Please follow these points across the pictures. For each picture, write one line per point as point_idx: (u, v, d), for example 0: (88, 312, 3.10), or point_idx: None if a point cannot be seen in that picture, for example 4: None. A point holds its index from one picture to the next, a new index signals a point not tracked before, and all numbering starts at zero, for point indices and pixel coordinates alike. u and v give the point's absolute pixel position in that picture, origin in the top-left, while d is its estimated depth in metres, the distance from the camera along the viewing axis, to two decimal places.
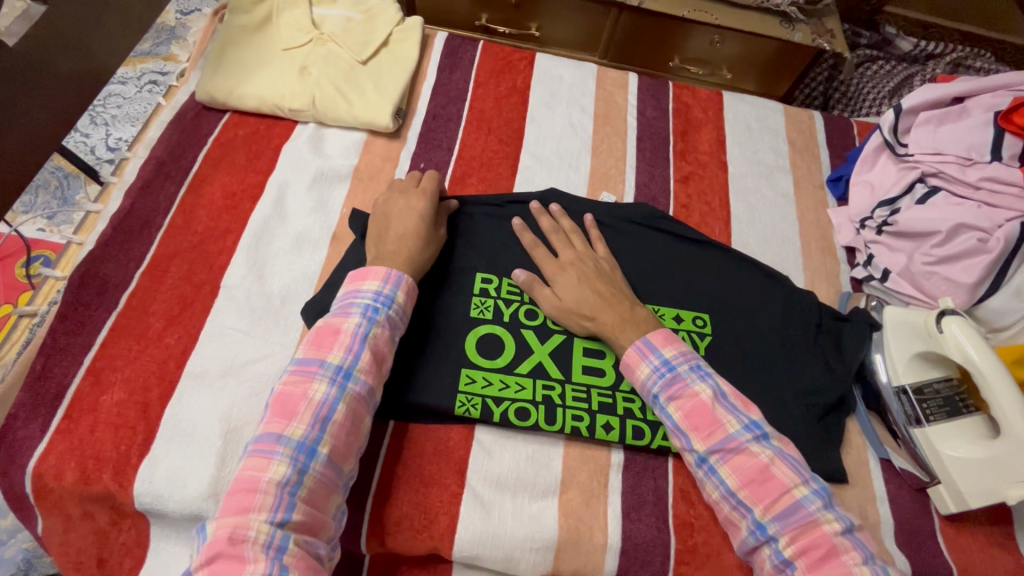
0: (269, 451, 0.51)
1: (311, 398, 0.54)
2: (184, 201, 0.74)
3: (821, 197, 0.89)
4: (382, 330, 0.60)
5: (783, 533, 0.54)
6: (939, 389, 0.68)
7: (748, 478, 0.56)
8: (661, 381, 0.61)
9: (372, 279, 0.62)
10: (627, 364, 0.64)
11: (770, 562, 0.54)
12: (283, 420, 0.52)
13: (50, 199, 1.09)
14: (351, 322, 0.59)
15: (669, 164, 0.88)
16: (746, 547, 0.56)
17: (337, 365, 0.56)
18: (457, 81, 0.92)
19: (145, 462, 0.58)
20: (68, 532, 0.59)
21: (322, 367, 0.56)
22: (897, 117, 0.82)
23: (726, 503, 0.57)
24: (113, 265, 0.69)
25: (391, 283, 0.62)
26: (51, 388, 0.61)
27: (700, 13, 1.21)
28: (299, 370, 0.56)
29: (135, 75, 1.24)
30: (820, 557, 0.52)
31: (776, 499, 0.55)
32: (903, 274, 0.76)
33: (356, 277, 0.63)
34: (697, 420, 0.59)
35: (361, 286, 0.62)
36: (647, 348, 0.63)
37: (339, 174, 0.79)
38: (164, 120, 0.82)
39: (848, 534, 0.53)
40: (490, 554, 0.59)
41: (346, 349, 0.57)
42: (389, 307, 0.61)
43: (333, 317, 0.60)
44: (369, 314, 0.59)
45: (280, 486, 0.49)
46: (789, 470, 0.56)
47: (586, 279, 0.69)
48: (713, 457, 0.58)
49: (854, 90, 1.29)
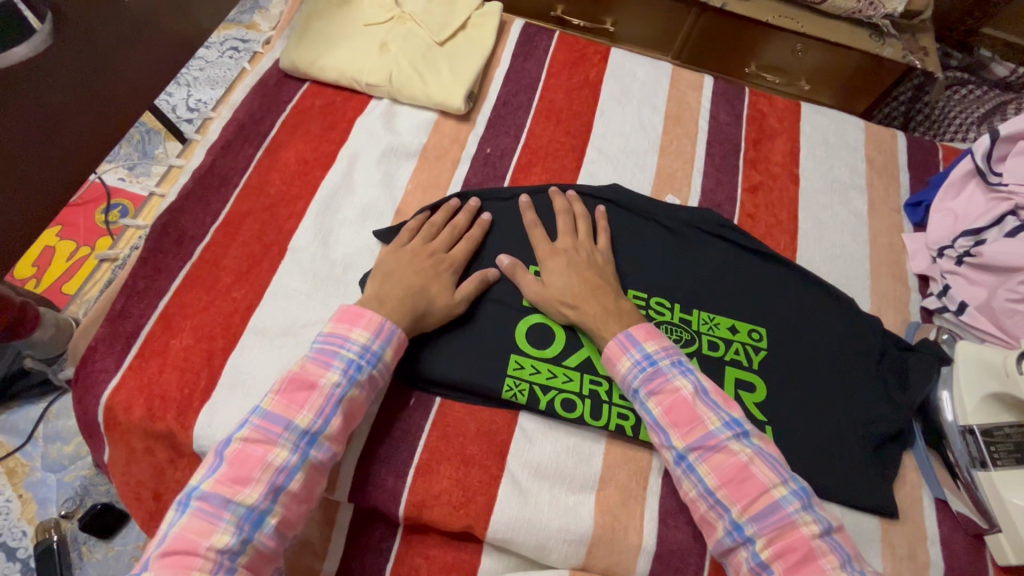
0: (214, 515, 0.49)
1: (269, 463, 0.51)
2: (261, 163, 0.77)
3: (897, 221, 0.85)
4: (360, 392, 0.57)
5: (761, 534, 0.53)
6: (1010, 433, 0.64)
7: (726, 477, 0.55)
8: (641, 375, 0.60)
9: (362, 329, 0.59)
10: (608, 357, 0.63)
11: (746, 564, 0.53)
12: (235, 485, 0.50)
13: (131, 150, 1.15)
14: (329, 378, 0.56)
15: (738, 171, 0.86)
16: (722, 548, 0.55)
17: (303, 429, 0.53)
18: (530, 69, 0.92)
19: (206, 407, 0.60)
20: (130, 464, 0.62)
21: (288, 429, 0.53)
22: (993, 143, 0.77)
23: (703, 502, 0.56)
24: (191, 218, 0.72)
25: (381, 337, 0.59)
26: (128, 328, 0.64)
27: (785, 19, 1.16)
28: (262, 426, 0.53)
29: (219, 41, 1.29)
30: (798, 561, 0.51)
31: (754, 499, 0.54)
32: (982, 309, 0.72)
33: (347, 318, 0.60)
34: (677, 417, 0.58)
35: (349, 333, 0.59)
36: (628, 341, 0.62)
37: (408, 151, 0.81)
38: (248, 84, 0.86)
39: (827, 537, 0.53)
40: (523, 540, 0.59)
41: (317, 412, 0.54)
42: (373, 366, 0.58)
43: (311, 365, 0.57)
44: (351, 372, 0.57)
45: (221, 555, 0.48)
46: (768, 470, 0.55)
47: (575, 267, 0.68)
48: (691, 455, 0.57)
49: (939, 113, 1.22)
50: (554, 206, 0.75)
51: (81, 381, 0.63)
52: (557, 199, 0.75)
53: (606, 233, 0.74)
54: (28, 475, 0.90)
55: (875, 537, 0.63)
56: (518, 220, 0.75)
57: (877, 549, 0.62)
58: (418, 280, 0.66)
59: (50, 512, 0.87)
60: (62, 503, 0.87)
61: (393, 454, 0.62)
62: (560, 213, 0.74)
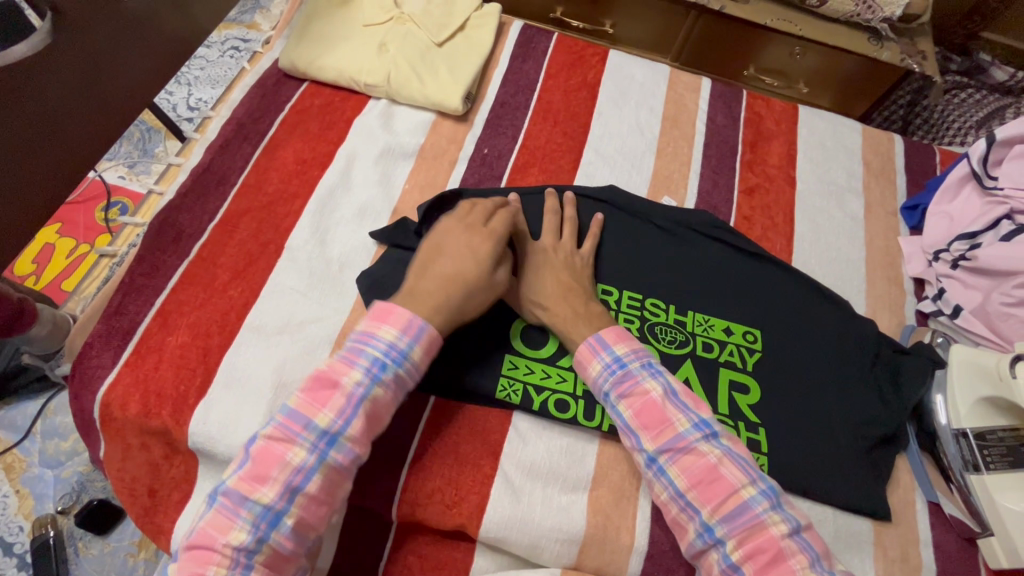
0: (232, 512, 0.49)
1: (287, 462, 0.50)
2: (259, 162, 0.78)
3: (893, 224, 0.85)
4: (384, 391, 0.55)
5: (731, 535, 0.53)
6: (1004, 437, 0.64)
7: (697, 479, 0.55)
8: (611, 378, 0.60)
9: (390, 326, 0.56)
10: (579, 361, 0.63)
11: (717, 566, 0.53)
12: (254, 483, 0.49)
13: (132, 149, 1.15)
14: (352, 377, 0.54)
15: (734, 173, 0.86)
16: (694, 550, 0.55)
17: (323, 429, 0.52)
18: (528, 70, 0.92)
19: (201, 404, 0.61)
20: (125, 460, 0.63)
21: (307, 429, 0.51)
22: (989, 148, 0.77)
23: (674, 505, 0.56)
24: (189, 216, 0.73)
25: (410, 334, 0.56)
26: (124, 324, 0.65)
27: (784, 22, 1.16)
28: (284, 424, 0.52)
29: (220, 40, 1.30)
30: (767, 562, 0.51)
31: (723, 500, 0.54)
32: (977, 313, 0.72)
33: (377, 315, 0.57)
34: (647, 419, 0.58)
35: (378, 330, 0.56)
36: (599, 344, 0.62)
37: (405, 151, 0.81)
38: (248, 83, 0.86)
39: (796, 536, 0.53)
40: (516, 539, 0.60)
41: (338, 412, 0.52)
42: (399, 365, 0.56)
43: (337, 363, 0.55)
44: (375, 371, 0.54)
45: (237, 552, 0.47)
46: (737, 470, 0.55)
47: (550, 268, 0.68)
48: (661, 457, 0.57)
49: (938, 116, 1.21)
50: (545, 206, 0.75)
51: (78, 377, 0.63)
52: (549, 199, 0.75)
53: (591, 237, 0.74)
54: (26, 471, 0.90)
55: (866, 539, 0.63)
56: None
57: (869, 551, 0.63)
58: (451, 266, 0.62)
59: (47, 508, 0.87)
60: (59, 499, 0.88)
61: (387, 452, 0.63)
62: (555, 214, 0.74)
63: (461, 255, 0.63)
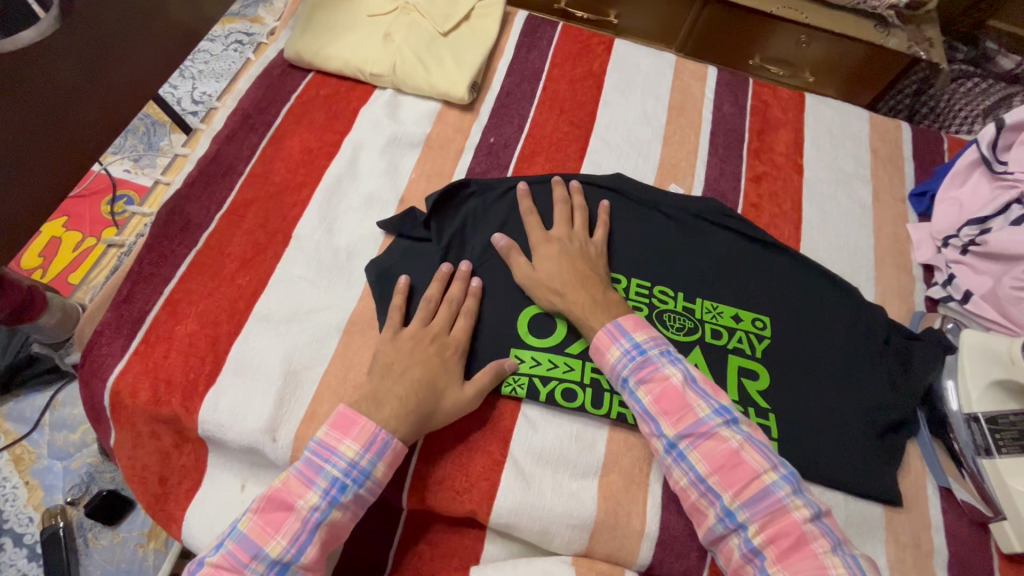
0: None
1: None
2: (265, 152, 0.77)
3: (901, 211, 0.84)
4: (342, 513, 0.54)
5: (753, 520, 0.53)
6: (1016, 421, 0.64)
7: (718, 464, 0.55)
8: (630, 364, 0.61)
9: (350, 443, 0.55)
10: (597, 348, 0.63)
11: (738, 551, 0.54)
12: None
13: (137, 143, 1.15)
14: (309, 500, 0.53)
15: (741, 161, 0.86)
16: (713, 535, 0.55)
17: (275, 557, 0.51)
18: (534, 59, 0.92)
19: (211, 391, 0.61)
20: (136, 448, 0.63)
21: (258, 558, 0.51)
22: (998, 132, 0.77)
23: (694, 490, 0.56)
24: (197, 206, 0.73)
25: (372, 451, 0.55)
26: (134, 312, 0.65)
27: (792, 11, 1.16)
28: (234, 551, 0.51)
29: (223, 34, 1.29)
30: (790, 546, 0.51)
31: (746, 484, 0.54)
32: (987, 298, 0.71)
33: (339, 426, 0.56)
34: (667, 405, 0.58)
35: (338, 447, 0.55)
36: (618, 331, 0.62)
37: (411, 140, 0.81)
38: (253, 74, 0.86)
39: (816, 521, 0.53)
40: (527, 525, 0.60)
41: (291, 539, 0.52)
42: (359, 485, 0.55)
43: (294, 482, 0.54)
44: (333, 493, 0.54)
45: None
46: (758, 455, 0.55)
47: (568, 255, 0.68)
48: (681, 443, 0.57)
49: (944, 105, 1.21)
50: (553, 196, 0.75)
51: (87, 366, 0.63)
52: (556, 187, 0.75)
53: (604, 225, 0.74)
54: (35, 462, 0.90)
55: (877, 524, 0.63)
56: (515, 209, 0.75)
57: (880, 536, 0.62)
58: (422, 371, 0.60)
59: (57, 499, 0.88)
60: (68, 490, 0.88)
61: None
62: (562, 202, 0.74)
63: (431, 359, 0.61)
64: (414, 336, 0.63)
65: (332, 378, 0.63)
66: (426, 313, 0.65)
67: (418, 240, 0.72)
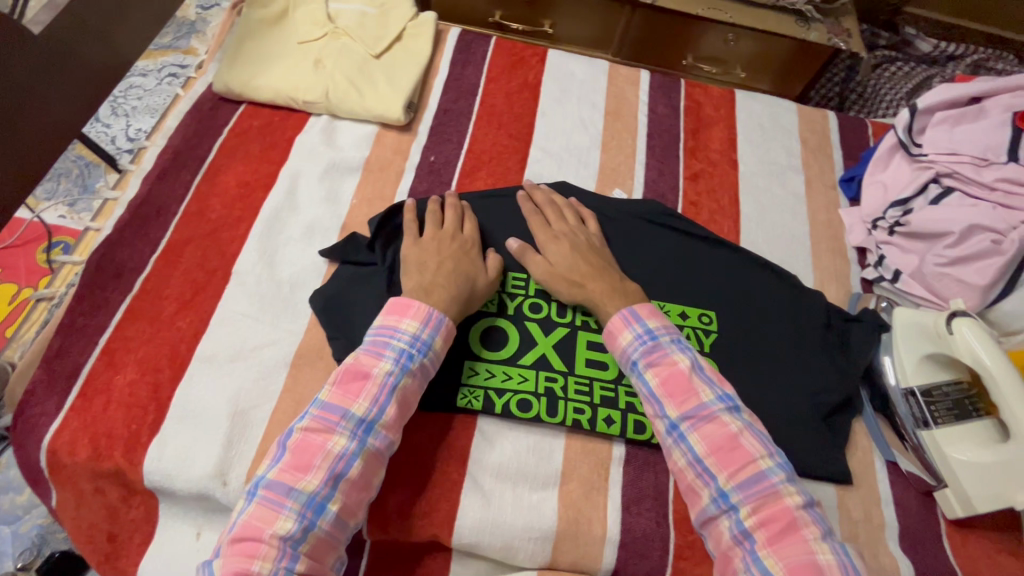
0: (278, 504, 0.50)
1: (329, 451, 0.52)
2: (199, 189, 0.76)
3: (833, 197, 0.88)
4: (412, 380, 0.58)
5: (745, 503, 0.54)
6: (949, 391, 0.67)
7: (716, 446, 0.56)
8: (641, 348, 0.62)
9: (411, 320, 0.60)
10: (611, 331, 0.64)
11: (727, 533, 0.54)
12: (297, 472, 0.51)
13: (71, 186, 1.12)
14: (383, 367, 0.57)
15: (679, 161, 0.88)
16: (705, 516, 0.55)
17: (361, 417, 0.54)
18: (469, 75, 0.92)
19: (155, 441, 0.59)
20: (81, 507, 0.61)
21: (345, 418, 0.54)
22: (912, 116, 0.81)
23: (691, 471, 0.57)
24: (130, 250, 0.71)
25: (430, 326, 0.61)
26: (68, 366, 0.63)
27: (715, 11, 1.20)
28: (321, 416, 0.54)
29: (156, 68, 1.27)
30: (779, 530, 0.52)
31: (742, 467, 0.55)
32: (915, 276, 0.75)
33: (396, 309, 0.61)
34: (672, 388, 0.59)
35: (399, 324, 0.60)
36: (631, 317, 0.63)
37: (350, 165, 0.81)
38: (182, 110, 0.84)
39: (808, 509, 0.54)
40: (489, 542, 0.60)
41: (372, 400, 0.55)
42: (424, 354, 0.60)
43: (364, 357, 0.58)
44: (403, 361, 0.58)
45: (283, 542, 0.48)
46: (756, 442, 0.56)
47: (579, 249, 0.71)
48: (683, 424, 0.58)
49: (871, 91, 1.27)
50: (535, 201, 0.77)
51: (21, 427, 0.61)
52: (524, 202, 0.76)
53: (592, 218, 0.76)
54: None
55: (830, 504, 0.65)
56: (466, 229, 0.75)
57: (835, 515, 0.64)
58: (452, 263, 0.67)
59: (6, 566, 0.83)
60: (18, 555, 0.84)
61: None
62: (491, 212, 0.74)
63: (458, 255, 0.68)
64: (437, 243, 0.69)
65: (281, 414, 0.62)
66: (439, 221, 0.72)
67: (362, 264, 0.71)
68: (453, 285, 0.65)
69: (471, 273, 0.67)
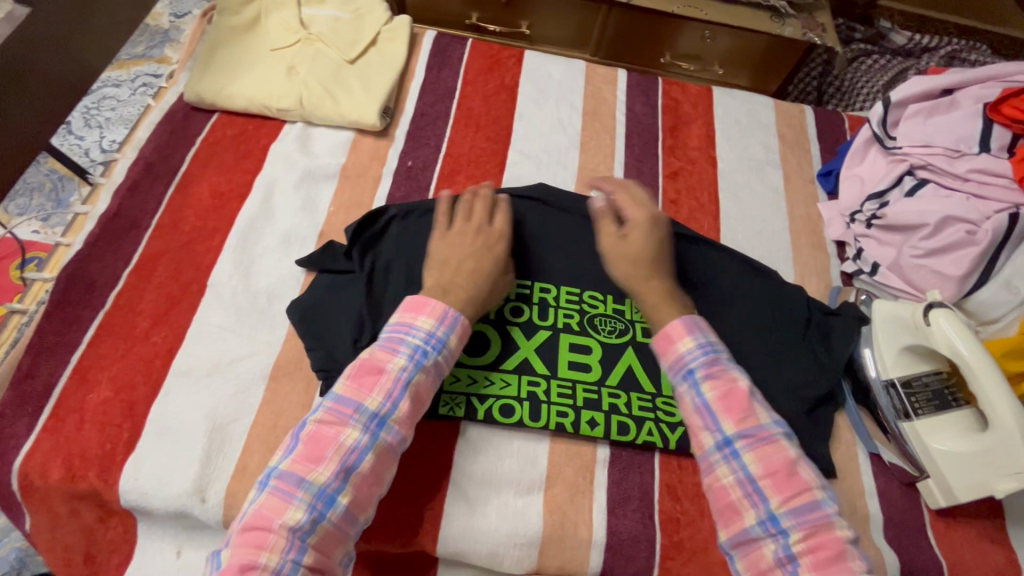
0: (288, 494, 0.49)
1: (341, 444, 0.52)
2: (172, 201, 0.75)
3: (811, 191, 0.88)
4: (427, 376, 0.57)
5: (796, 528, 0.52)
6: (928, 382, 0.68)
7: (773, 469, 0.54)
8: (702, 358, 0.59)
9: (427, 316, 0.59)
10: (667, 335, 0.61)
11: (771, 556, 0.52)
12: (308, 463, 0.51)
13: (45, 201, 1.10)
14: (397, 362, 0.56)
15: (658, 159, 0.88)
16: (746, 536, 0.53)
17: (373, 411, 0.54)
18: (446, 78, 0.92)
19: (131, 459, 0.58)
20: (56, 529, 0.60)
21: (358, 411, 0.53)
22: (886, 109, 0.81)
23: (739, 489, 0.54)
24: (101, 265, 0.69)
25: (445, 323, 0.59)
26: (39, 386, 0.61)
27: (690, 9, 1.21)
28: (335, 408, 0.53)
29: (130, 78, 1.25)
30: (828, 559, 0.50)
31: (798, 493, 0.53)
32: (892, 268, 0.75)
33: (412, 306, 0.60)
34: (731, 404, 0.57)
35: (414, 320, 0.59)
36: (692, 326, 0.61)
37: (327, 172, 0.80)
38: (153, 120, 0.83)
39: (856, 544, 0.52)
40: (474, 550, 0.59)
41: (386, 394, 0.55)
42: (439, 352, 0.58)
43: (378, 351, 0.57)
44: (417, 357, 0.57)
45: (292, 533, 0.48)
46: (811, 472, 0.55)
47: (656, 238, 0.68)
48: (740, 441, 0.56)
49: (848, 84, 1.28)
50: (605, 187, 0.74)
51: None
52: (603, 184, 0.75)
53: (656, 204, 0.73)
54: None
55: None
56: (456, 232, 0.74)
57: None
58: (472, 261, 0.65)
59: None
60: None
61: None
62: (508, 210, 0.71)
63: (481, 253, 0.66)
64: (457, 241, 0.67)
65: (260, 427, 0.61)
66: (466, 215, 0.69)
67: (340, 272, 0.70)
68: (472, 287, 0.63)
69: (492, 272, 0.65)
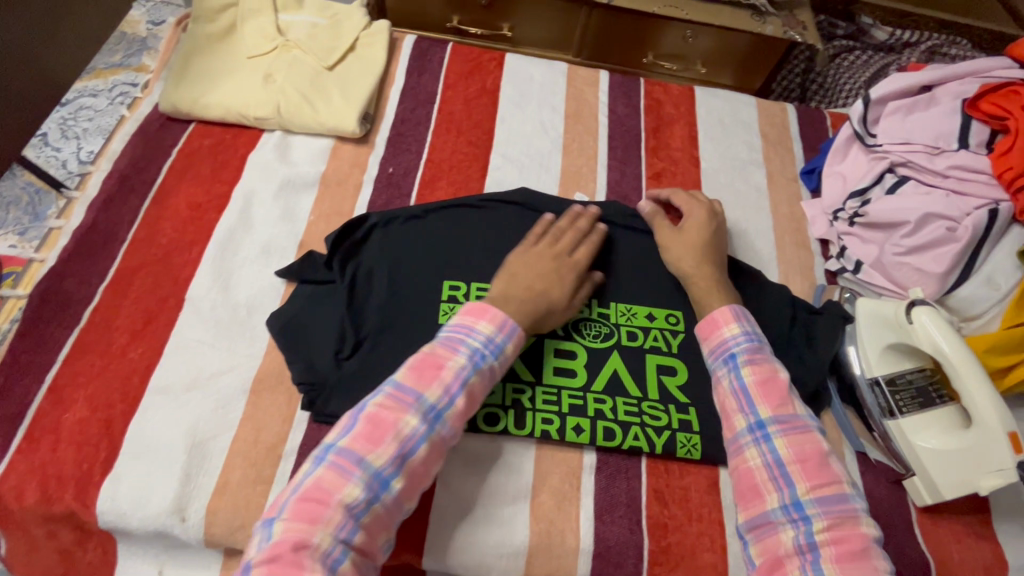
0: (347, 470, 0.49)
1: (400, 430, 0.52)
2: (149, 213, 0.74)
3: (795, 190, 0.88)
4: (482, 379, 0.57)
5: (822, 516, 0.52)
6: (912, 379, 0.68)
7: (804, 456, 0.55)
8: (746, 344, 0.62)
9: (487, 321, 0.59)
10: (715, 320, 0.64)
11: (790, 542, 0.52)
12: (368, 444, 0.50)
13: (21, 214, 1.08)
14: (458, 360, 0.56)
15: (641, 160, 0.88)
16: (765, 519, 0.54)
17: (432, 403, 0.54)
18: (426, 83, 0.91)
19: (107, 479, 0.57)
20: (32, 552, 0.59)
21: (418, 400, 0.53)
22: (866, 107, 0.81)
23: (766, 472, 0.55)
24: (76, 281, 0.68)
25: (503, 331, 0.60)
26: (12, 406, 0.60)
27: (672, 9, 1.21)
28: (397, 394, 0.53)
29: (107, 87, 1.23)
30: (850, 551, 0.50)
31: (828, 483, 0.54)
32: (875, 266, 0.75)
33: (474, 311, 0.60)
34: (769, 391, 0.59)
35: (476, 324, 0.59)
36: (739, 316, 0.64)
37: (306, 181, 0.79)
38: (128, 131, 0.81)
39: (877, 545, 0.52)
40: (461, 561, 0.59)
41: (445, 389, 0.55)
42: (495, 358, 0.59)
43: (441, 347, 0.57)
44: (476, 359, 0.57)
45: (347, 510, 0.48)
46: (843, 469, 0.56)
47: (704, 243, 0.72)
48: (773, 426, 0.57)
49: (830, 81, 1.28)
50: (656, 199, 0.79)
51: None
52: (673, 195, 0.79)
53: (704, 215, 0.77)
54: None
55: None
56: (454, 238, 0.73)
57: None
58: (540, 283, 0.65)
59: None
60: None
61: None
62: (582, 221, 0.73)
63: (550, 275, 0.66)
64: (539, 256, 0.67)
65: (240, 443, 0.60)
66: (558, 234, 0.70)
67: (321, 283, 0.69)
68: (531, 304, 0.63)
69: (556, 292, 0.65)
